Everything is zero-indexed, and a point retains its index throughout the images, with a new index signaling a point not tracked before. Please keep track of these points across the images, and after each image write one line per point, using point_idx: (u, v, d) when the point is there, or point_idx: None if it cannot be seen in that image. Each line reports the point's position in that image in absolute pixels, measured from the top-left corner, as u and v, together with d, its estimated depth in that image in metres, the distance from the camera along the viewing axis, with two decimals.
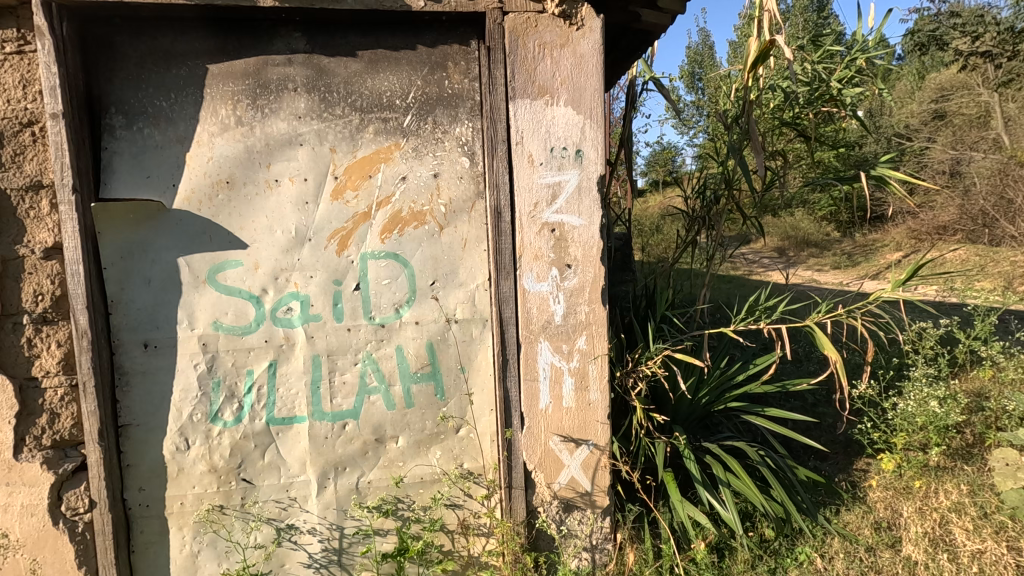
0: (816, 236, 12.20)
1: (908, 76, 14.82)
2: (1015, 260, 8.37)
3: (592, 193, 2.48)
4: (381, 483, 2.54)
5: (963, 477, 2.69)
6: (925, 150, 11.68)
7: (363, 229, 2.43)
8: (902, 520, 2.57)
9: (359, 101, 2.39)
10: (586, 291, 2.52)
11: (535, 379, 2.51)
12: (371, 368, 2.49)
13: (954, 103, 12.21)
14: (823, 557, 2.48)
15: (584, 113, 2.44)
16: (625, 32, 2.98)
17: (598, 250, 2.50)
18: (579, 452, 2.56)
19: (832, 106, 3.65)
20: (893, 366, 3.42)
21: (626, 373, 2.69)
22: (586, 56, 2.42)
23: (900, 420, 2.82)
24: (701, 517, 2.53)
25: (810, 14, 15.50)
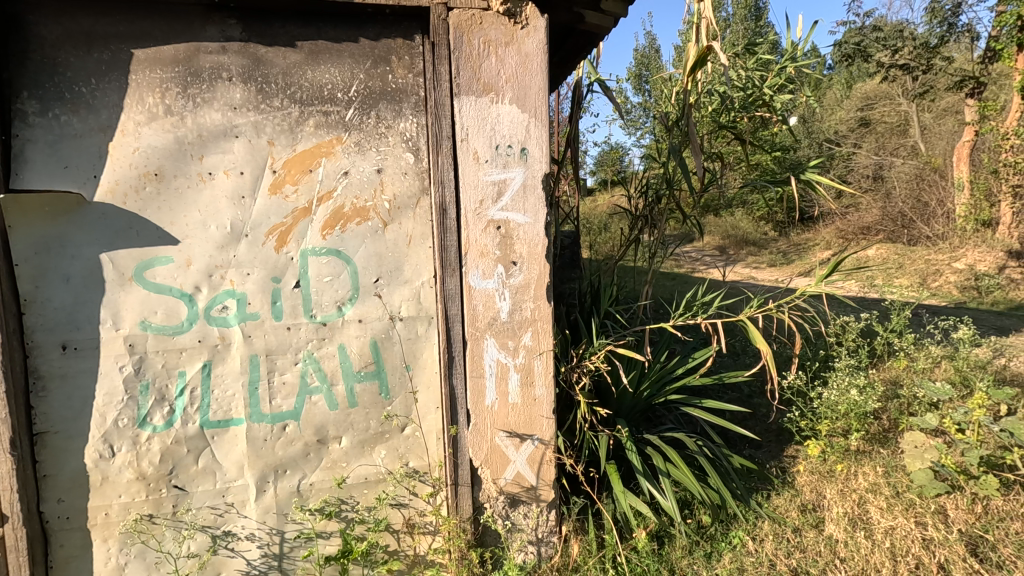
0: (754, 236, 12.78)
1: (837, 85, 15.70)
2: (928, 258, 9.07)
3: (536, 191, 2.50)
4: (323, 484, 2.49)
5: (879, 460, 2.89)
6: (852, 155, 12.60)
7: (303, 225, 2.37)
8: (825, 502, 2.73)
9: (298, 93, 2.33)
10: (531, 288, 2.54)
11: (480, 376, 2.52)
12: (313, 367, 2.43)
13: (877, 111, 13.04)
14: (754, 539, 2.59)
15: (529, 112, 2.46)
16: (571, 32, 3.02)
17: (543, 247, 2.53)
18: (525, 447, 2.59)
19: (765, 111, 3.83)
20: (819, 358, 3.64)
21: (571, 369, 2.74)
22: (531, 55, 2.44)
23: (824, 408, 3.02)
24: (642, 507, 2.61)
25: (748, 23, 16.20)
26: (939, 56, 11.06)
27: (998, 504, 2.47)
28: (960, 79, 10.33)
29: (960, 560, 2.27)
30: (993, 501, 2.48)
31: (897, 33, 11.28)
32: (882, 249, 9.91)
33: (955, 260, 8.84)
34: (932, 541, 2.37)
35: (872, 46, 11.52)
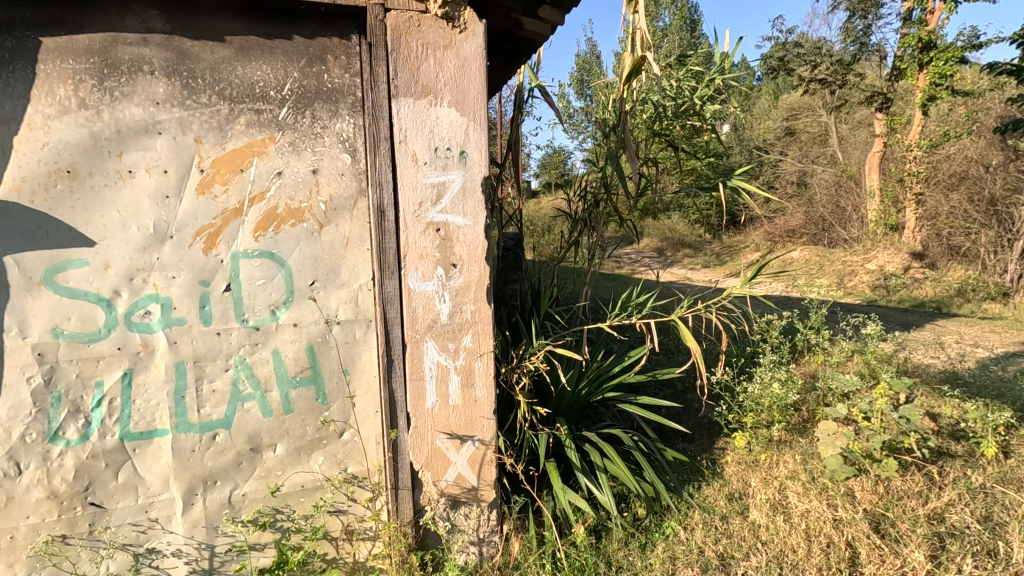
0: (690, 238, 13.38)
1: (765, 96, 16.61)
2: (845, 260, 9.80)
3: (476, 193, 2.52)
4: (257, 494, 2.41)
5: (798, 448, 3.10)
6: (779, 162, 13.39)
7: (234, 226, 2.28)
8: (750, 489, 2.91)
9: (228, 89, 2.24)
10: (471, 290, 2.55)
11: (421, 379, 2.52)
12: (245, 374, 2.34)
13: (801, 121, 13.84)
14: (685, 528, 2.72)
15: (468, 115, 2.48)
16: (510, 37, 3.07)
17: (483, 249, 2.55)
18: (466, 448, 2.60)
19: (696, 119, 4.01)
20: (746, 354, 3.86)
21: (511, 369, 2.78)
22: (469, 59, 2.46)
23: (750, 401, 3.20)
24: (580, 502, 2.69)
25: (684, 34, 16.91)
26: (853, 72, 11.95)
27: (898, 484, 2.70)
28: (870, 94, 11.21)
29: (865, 537, 2.43)
30: (893, 482, 2.71)
31: (816, 49, 12.14)
32: (805, 251, 10.62)
33: (868, 261, 9.58)
34: (841, 521, 2.55)
35: (793, 61, 12.53)
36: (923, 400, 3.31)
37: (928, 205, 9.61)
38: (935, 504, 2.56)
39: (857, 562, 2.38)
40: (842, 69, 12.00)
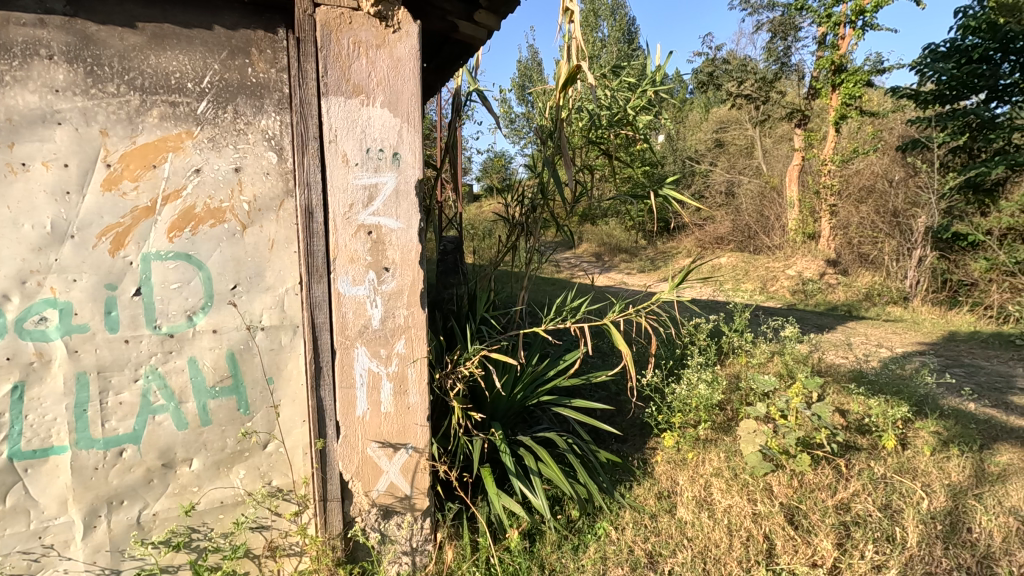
0: (627, 244, 13.83)
1: (697, 109, 17.42)
2: (768, 266, 10.43)
3: (410, 196, 2.47)
4: (169, 513, 2.26)
5: (722, 446, 3.24)
6: (709, 173, 14.08)
7: (145, 226, 2.13)
8: (678, 488, 3.01)
9: (139, 79, 2.09)
10: (404, 294, 2.50)
11: (351, 387, 2.44)
12: (157, 385, 2.19)
13: (729, 134, 14.59)
14: (616, 528, 2.77)
15: (401, 117, 2.43)
16: (446, 39, 3.08)
17: (417, 253, 2.50)
18: (398, 456, 2.54)
19: (629, 129, 4.13)
20: (675, 356, 4.01)
21: (446, 375, 2.75)
22: (403, 60, 2.42)
23: (678, 402, 3.32)
24: (515, 507, 2.68)
25: (623, 46, 17.44)
26: (775, 89, 12.73)
27: (810, 478, 2.86)
28: (790, 111, 11.96)
29: (780, 529, 2.57)
30: (806, 476, 2.88)
31: (742, 67, 12.84)
32: (732, 257, 11.21)
33: (788, 267, 10.23)
34: (760, 514, 2.69)
35: (722, 77, 13.19)
36: (833, 398, 3.54)
37: (840, 216, 10.38)
38: (843, 495, 2.74)
39: (773, 553, 2.51)
40: (765, 86, 12.76)
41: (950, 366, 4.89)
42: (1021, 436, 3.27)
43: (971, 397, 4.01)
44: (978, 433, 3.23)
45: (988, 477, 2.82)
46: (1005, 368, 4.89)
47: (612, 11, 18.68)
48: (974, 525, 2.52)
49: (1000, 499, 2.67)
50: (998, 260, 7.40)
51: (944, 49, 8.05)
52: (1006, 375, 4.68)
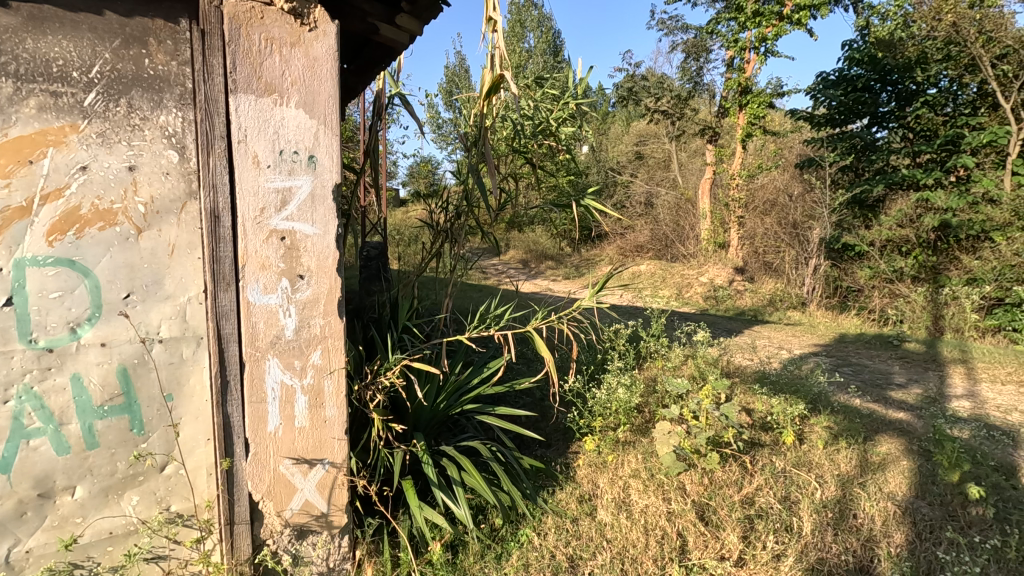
0: (552, 250, 14.15)
1: (618, 122, 18.16)
2: (683, 273, 11.04)
3: (326, 201, 2.38)
4: (47, 549, 2.03)
5: (640, 448, 3.36)
6: (630, 183, 14.71)
7: (19, 228, 1.91)
8: (598, 490, 3.09)
9: (13, 65, 1.87)
10: (320, 303, 2.39)
11: (261, 402, 2.31)
12: (32, 406, 1.96)
13: (648, 147, 15.31)
14: (539, 534, 2.79)
15: (318, 119, 2.34)
16: (367, 41, 3.04)
17: (334, 260, 2.41)
18: (314, 473, 2.42)
19: (552, 139, 4.20)
20: (596, 361, 4.13)
21: (365, 386, 2.66)
22: (319, 61, 2.33)
23: (599, 406, 3.41)
24: (437, 519, 2.63)
25: (548, 58, 17.90)
26: (689, 107, 13.50)
27: (720, 475, 3.02)
28: (703, 128, 12.73)
29: (692, 526, 2.70)
30: (715, 473, 3.03)
31: (660, 84, 13.52)
32: (651, 265, 11.75)
33: (701, 274, 10.87)
34: (673, 513, 2.80)
35: (641, 92, 13.83)
36: (740, 398, 3.78)
37: (747, 227, 11.16)
38: (748, 490, 2.92)
39: (685, 550, 2.63)
40: (680, 103, 13.50)
41: (840, 365, 5.36)
42: (897, 427, 3.63)
43: (857, 394, 4.41)
44: (862, 426, 3.55)
45: (870, 466, 3.09)
46: (884, 366, 5.43)
47: (538, 23, 19.10)
48: (860, 511, 2.75)
49: (881, 485, 2.93)
50: (880, 268, 8.23)
51: (833, 77, 8.89)
52: (886, 372, 5.20)
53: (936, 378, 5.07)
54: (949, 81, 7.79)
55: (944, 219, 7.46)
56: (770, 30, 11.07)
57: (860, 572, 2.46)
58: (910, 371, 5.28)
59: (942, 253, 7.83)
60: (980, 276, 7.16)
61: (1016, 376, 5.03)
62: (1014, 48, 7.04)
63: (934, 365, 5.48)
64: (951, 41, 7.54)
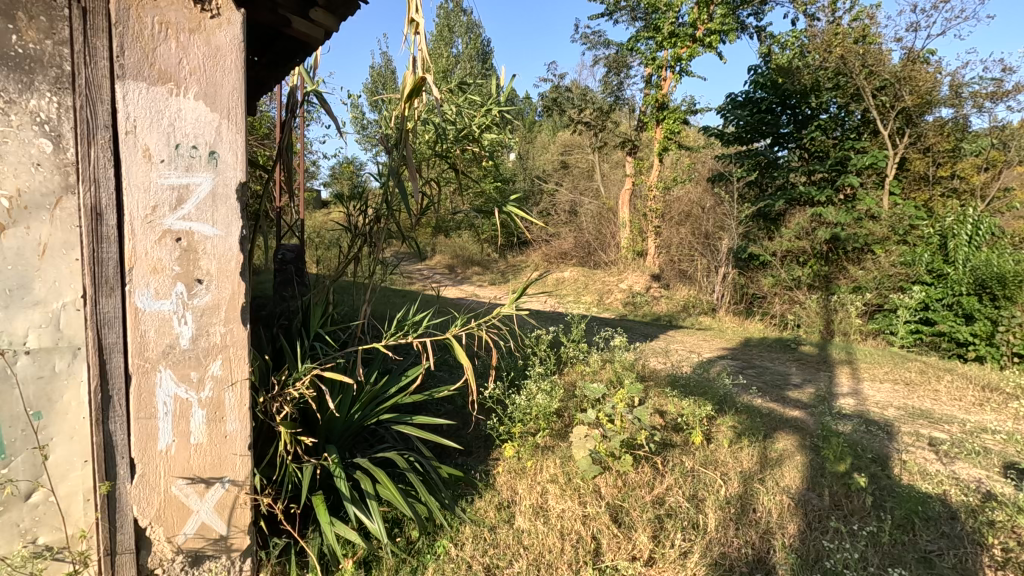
0: (479, 255, 14.19)
1: (546, 131, 18.56)
2: (605, 280, 11.43)
3: (229, 201, 2.20)
4: None
5: (559, 452, 3.40)
6: (555, 191, 15.06)
7: None
8: (516, 497, 3.10)
9: None
10: (221, 309, 2.21)
11: (151, 417, 2.11)
12: None
13: (573, 156, 15.74)
14: (456, 545, 2.74)
15: (220, 112, 2.16)
16: (280, 34, 2.89)
17: (237, 264, 2.22)
18: (211, 493, 2.24)
19: (475, 145, 4.18)
20: (517, 368, 4.15)
21: (271, 398, 2.51)
22: (223, 51, 2.15)
23: (519, 412, 3.42)
24: (348, 535, 2.51)
25: (476, 64, 18.00)
26: (610, 120, 14.01)
27: (633, 477, 3.12)
28: (623, 140, 13.26)
29: (606, 528, 2.76)
30: (629, 475, 3.12)
31: (583, 96, 13.96)
32: (574, 272, 12.07)
33: (622, 280, 11.29)
34: (588, 516, 2.85)
35: (565, 103, 14.21)
36: (654, 400, 3.93)
37: (664, 236, 11.74)
38: (659, 490, 3.03)
39: (599, 552, 2.68)
40: (602, 115, 13.99)
41: (744, 368, 5.74)
42: (793, 424, 3.92)
43: (759, 394, 4.73)
44: (763, 424, 3.80)
45: (769, 463, 3.30)
46: (784, 368, 5.88)
47: (467, 29, 19.16)
48: (759, 505, 2.93)
49: (778, 480, 3.13)
50: (781, 276, 8.86)
51: (741, 98, 9.56)
52: (785, 373, 5.62)
53: (825, 378, 5.55)
54: (838, 107, 8.60)
55: (835, 232, 8.18)
56: (685, 51, 11.72)
57: (758, 562, 2.60)
58: (805, 372, 5.75)
59: (833, 263, 8.59)
60: (863, 284, 7.94)
61: (892, 374, 5.60)
62: (891, 81, 7.88)
63: (825, 366, 6.01)
64: (839, 71, 8.30)
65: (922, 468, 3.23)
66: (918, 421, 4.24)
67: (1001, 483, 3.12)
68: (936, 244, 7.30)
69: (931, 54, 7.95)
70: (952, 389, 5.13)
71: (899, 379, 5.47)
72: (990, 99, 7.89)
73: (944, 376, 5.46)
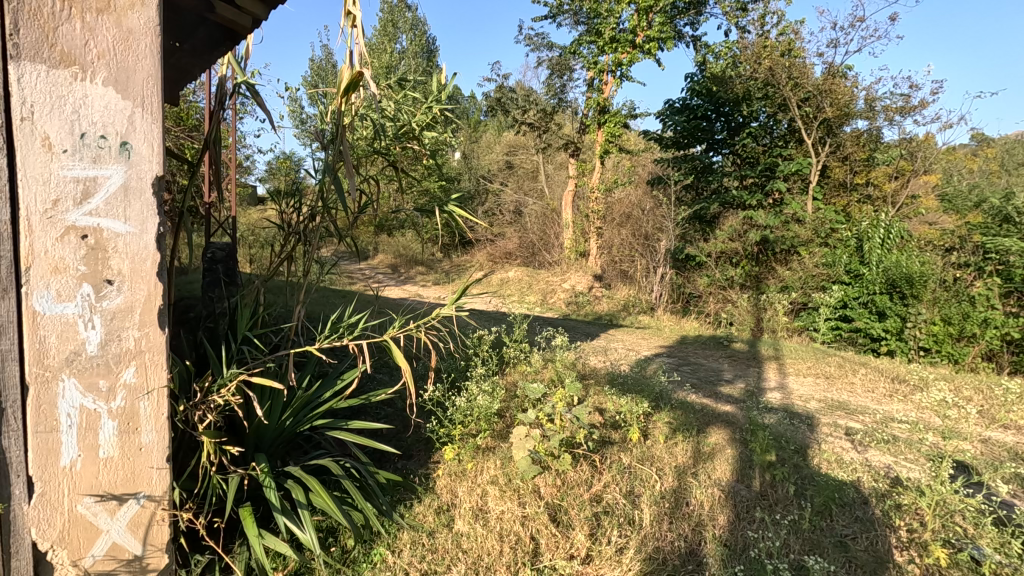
0: (423, 255, 14.04)
1: (491, 131, 18.59)
2: (549, 280, 11.57)
3: (144, 195, 2.04)
4: None
5: (499, 453, 3.39)
6: (500, 192, 15.09)
7: None
8: (456, 500, 3.06)
9: None
10: (134, 312, 2.04)
11: (53, 431, 1.94)
12: None
13: (518, 157, 15.85)
14: (393, 552, 2.68)
15: (132, 99, 2.00)
16: (202, 21, 2.72)
17: (152, 263, 2.06)
18: (124, 510, 2.08)
19: (415, 143, 4.09)
20: (458, 369, 4.11)
21: (193, 407, 2.35)
22: (135, 34, 1.99)
23: (459, 414, 3.39)
24: (279, 547, 2.40)
25: (420, 62, 17.78)
26: (553, 121, 14.19)
27: (572, 476, 3.14)
28: (566, 142, 13.44)
29: (544, 528, 2.77)
30: (567, 474, 3.14)
31: (527, 97, 14.07)
32: (518, 272, 12.16)
33: (565, 280, 11.46)
34: (527, 517, 2.85)
35: (509, 103, 14.29)
36: (593, 399, 3.99)
37: (605, 237, 11.99)
38: (597, 488, 3.07)
39: (537, 552, 2.69)
40: (545, 117, 14.15)
41: (680, 365, 5.93)
42: (724, 419, 4.09)
43: (693, 390, 4.90)
44: (697, 420, 3.94)
45: (702, 457, 3.42)
46: (717, 365, 6.13)
47: (411, 26, 18.90)
48: (692, 498, 3.02)
49: (710, 473, 3.25)
50: (715, 276, 9.22)
51: (678, 104, 9.91)
52: (717, 370, 5.87)
53: (754, 373, 5.84)
54: (766, 116, 9.06)
55: (764, 234, 8.62)
56: (625, 56, 12.01)
57: (689, 555, 2.70)
58: (736, 368, 6.01)
59: (763, 263, 9.03)
60: (790, 284, 8.38)
61: (814, 369, 5.96)
62: (814, 93, 8.44)
63: (754, 362, 6.32)
64: (768, 82, 8.78)
65: (838, 457, 3.43)
66: (837, 413, 4.52)
67: (907, 469, 3.37)
68: (853, 246, 7.82)
69: (848, 69, 8.53)
70: (866, 381, 5.52)
71: (820, 373, 5.82)
72: (900, 112, 8.54)
73: (859, 370, 5.87)
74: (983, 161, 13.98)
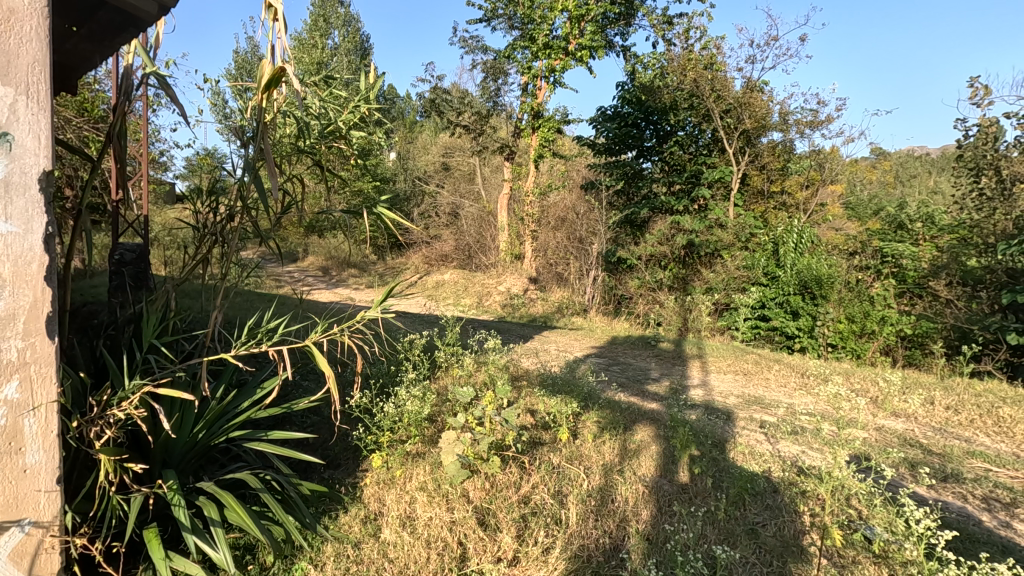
0: (355, 257, 13.66)
1: (426, 132, 18.38)
2: (485, 282, 11.59)
3: (29, 192, 1.86)
4: None
5: (429, 458, 3.36)
6: (436, 194, 14.97)
7: None
8: (384, 509, 3.00)
9: None
10: (18, 320, 1.85)
11: None
12: None
13: (455, 159, 15.78)
14: (316, 566, 2.58)
15: (14, 86, 1.82)
16: (101, 5, 2.51)
17: (39, 266, 1.89)
18: (4, 540, 1.88)
19: (343, 142, 3.94)
20: (388, 375, 4.02)
21: (90, 422, 2.17)
22: (17, 14, 1.81)
23: (387, 421, 3.32)
24: (190, 568, 2.25)
25: (354, 60, 17.34)
26: (489, 124, 14.23)
27: (502, 478, 3.15)
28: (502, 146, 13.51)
29: (472, 533, 2.76)
30: (497, 477, 3.14)
31: (462, 99, 14.03)
32: (454, 275, 12.09)
33: (501, 283, 11.52)
34: (456, 522, 2.83)
35: (443, 105, 14.20)
36: (524, 401, 4.01)
37: (540, 240, 12.14)
38: (525, 490, 3.10)
39: (466, 557, 2.67)
40: (481, 120, 14.16)
41: (610, 365, 6.10)
42: (650, 416, 4.24)
43: (620, 390, 5.05)
44: (624, 417, 4.07)
45: (628, 454, 3.53)
46: (645, 364, 6.36)
47: (344, 22, 18.36)
48: (617, 495, 3.11)
49: (635, 470, 3.36)
50: (645, 278, 9.56)
51: (610, 112, 10.22)
52: (645, 369, 6.09)
53: (679, 371, 6.11)
54: (692, 126, 9.52)
55: (690, 238, 9.04)
56: (558, 62, 12.24)
57: (613, 550, 2.77)
58: (663, 367, 6.25)
59: (689, 266, 9.46)
60: (713, 286, 8.80)
61: (734, 366, 6.29)
62: (734, 105, 8.96)
63: (680, 361, 6.62)
64: (693, 93, 9.22)
65: (751, 449, 3.65)
66: (753, 407, 4.79)
67: (812, 458, 3.63)
68: (770, 250, 8.32)
69: (764, 84, 9.10)
70: (779, 376, 5.91)
71: (739, 370, 6.16)
72: (809, 126, 9.20)
73: (773, 366, 6.27)
74: (881, 172, 15.30)
